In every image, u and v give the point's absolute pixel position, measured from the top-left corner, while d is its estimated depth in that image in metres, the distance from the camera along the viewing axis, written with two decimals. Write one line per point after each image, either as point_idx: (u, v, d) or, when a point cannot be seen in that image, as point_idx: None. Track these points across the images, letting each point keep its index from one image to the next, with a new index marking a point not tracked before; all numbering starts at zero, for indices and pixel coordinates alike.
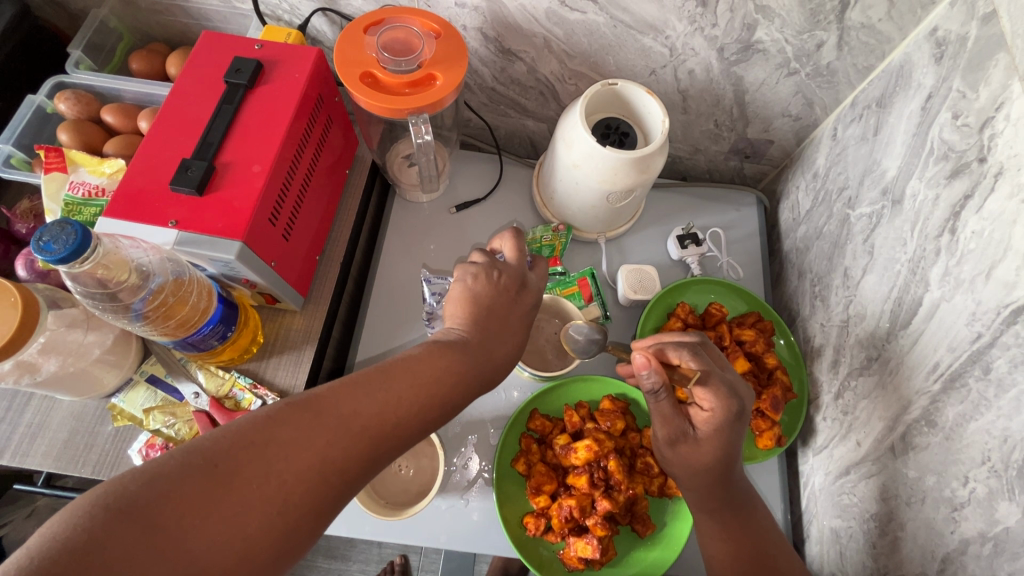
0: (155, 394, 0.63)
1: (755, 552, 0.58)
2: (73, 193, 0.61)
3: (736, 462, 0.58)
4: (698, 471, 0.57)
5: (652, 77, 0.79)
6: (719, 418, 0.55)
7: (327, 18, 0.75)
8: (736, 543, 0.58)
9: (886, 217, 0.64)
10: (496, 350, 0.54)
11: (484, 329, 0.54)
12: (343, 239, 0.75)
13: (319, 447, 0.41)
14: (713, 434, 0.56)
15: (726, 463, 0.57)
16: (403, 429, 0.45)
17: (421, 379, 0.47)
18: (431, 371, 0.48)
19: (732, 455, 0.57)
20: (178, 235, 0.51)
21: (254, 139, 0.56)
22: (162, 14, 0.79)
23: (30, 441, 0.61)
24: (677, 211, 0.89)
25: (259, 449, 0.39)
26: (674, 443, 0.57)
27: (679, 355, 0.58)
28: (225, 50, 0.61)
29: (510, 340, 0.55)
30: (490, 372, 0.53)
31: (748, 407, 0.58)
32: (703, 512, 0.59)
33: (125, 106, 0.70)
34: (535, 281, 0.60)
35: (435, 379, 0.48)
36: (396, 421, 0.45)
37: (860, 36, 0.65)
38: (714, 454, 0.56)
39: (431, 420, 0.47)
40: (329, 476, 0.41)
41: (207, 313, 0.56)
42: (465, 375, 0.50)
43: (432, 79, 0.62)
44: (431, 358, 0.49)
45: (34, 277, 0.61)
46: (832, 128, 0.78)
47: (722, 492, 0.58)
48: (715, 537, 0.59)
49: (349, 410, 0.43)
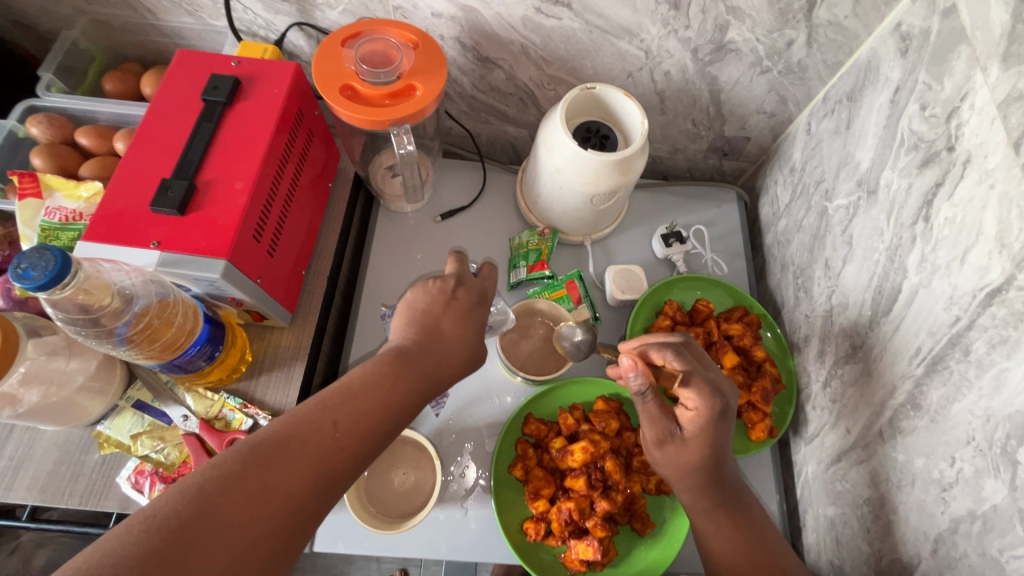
0: (142, 419, 0.62)
1: (750, 546, 0.58)
2: (50, 219, 0.59)
3: (723, 458, 0.59)
4: (686, 471, 0.57)
5: (629, 80, 0.80)
6: (705, 416, 0.55)
7: (304, 32, 0.75)
8: (733, 540, 0.58)
9: (862, 207, 0.66)
10: (439, 353, 0.54)
11: (426, 335, 0.55)
12: (328, 252, 0.74)
13: (267, 482, 0.40)
14: (699, 434, 0.56)
15: (713, 460, 0.57)
16: (353, 446, 0.46)
17: (357, 394, 0.48)
18: (367, 383, 0.49)
19: (717, 452, 0.57)
20: (161, 255, 0.51)
21: (235, 156, 0.56)
22: (135, 33, 0.78)
23: (14, 474, 0.59)
24: (660, 210, 0.90)
25: (206, 498, 0.37)
26: (661, 445, 0.57)
27: (663, 355, 0.58)
28: (200, 67, 0.61)
29: (459, 342, 0.56)
30: (433, 375, 0.53)
31: (733, 404, 0.58)
32: (698, 512, 0.59)
33: (100, 128, 0.69)
34: (477, 281, 0.60)
35: (376, 392, 0.48)
36: (344, 439, 0.45)
37: (828, 33, 0.68)
38: (700, 453, 0.56)
39: (379, 429, 0.48)
40: (282, 507, 0.40)
41: (193, 334, 0.55)
42: (407, 380, 0.50)
43: (412, 90, 0.62)
44: (365, 373, 0.50)
45: (11, 305, 0.60)
46: (806, 123, 0.80)
47: (712, 489, 0.58)
48: (713, 535, 0.59)
49: (292, 438, 0.43)
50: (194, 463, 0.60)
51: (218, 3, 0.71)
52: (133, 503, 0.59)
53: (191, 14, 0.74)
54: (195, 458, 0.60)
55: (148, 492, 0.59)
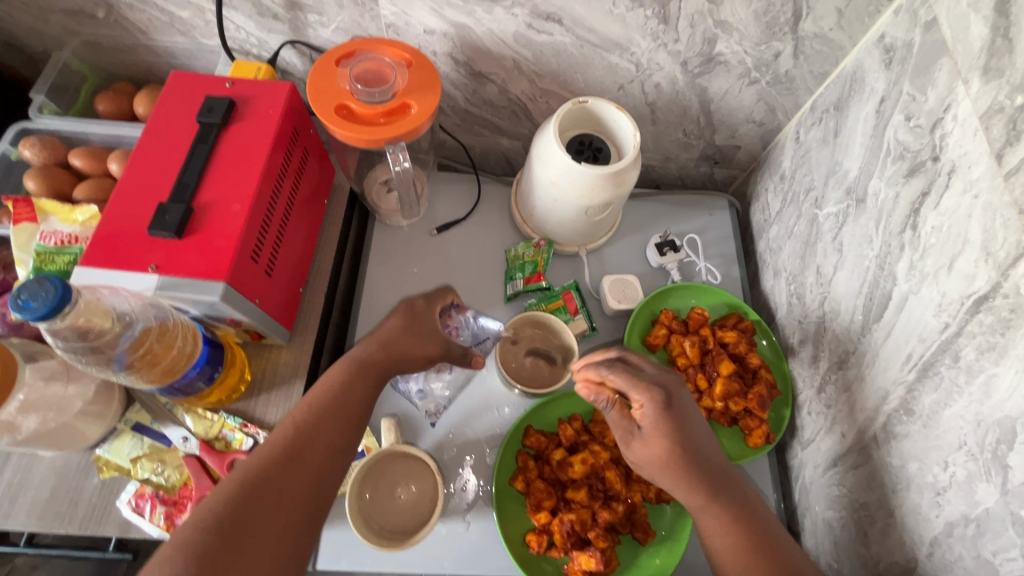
0: (142, 441, 0.62)
1: (752, 536, 0.56)
2: (46, 243, 0.59)
3: (700, 445, 0.58)
4: (661, 465, 0.58)
5: (620, 93, 0.81)
6: (649, 411, 0.57)
7: (296, 49, 0.76)
8: (733, 532, 0.56)
9: (852, 215, 0.68)
10: (397, 358, 0.61)
11: (376, 343, 0.61)
12: (325, 269, 0.74)
13: (263, 501, 0.46)
14: (654, 424, 0.57)
15: (680, 451, 0.57)
16: (329, 454, 0.52)
17: (320, 407, 0.54)
18: (330, 395, 0.55)
19: (683, 439, 0.57)
20: (159, 279, 0.51)
21: (231, 177, 0.56)
22: (127, 53, 0.78)
23: (11, 501, 0.59)
24: (653, 219, 0.91)
25: (217, 524, 0.44)
26: (627, 443, 0.59)
27: (601, 373, 0.60)
28: (196, 89, 0.61)
29: (414, 351, 0.63)
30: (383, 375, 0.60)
31: (677, 394, 0.59)
32: (695, 508, 0.58)
33: (94, 149, 0.69)
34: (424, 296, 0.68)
35: (342, 392, 0.56)
36: (319, 448, 0.52)
37: (814, 45, 0.69)
38: (663, 444, 0.57)
39: (352, 418, 0.55)
40: (283, 519, 0.47)
41: (192, 357, 0.56)
42: (365, 378, 0.58)
43: (406, 108, 0.62)
44: (324, 387, 0.56)
45: (6, 330, 0.59)
46: (794, 131, 0.81)
47: (698, 481, 0.57)
48: (713, 530, 0.57)
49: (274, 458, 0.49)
50: (195, 485, 0.60)
51: (210, 22, 0.71)
52: (133, 527, 0.59)
53: (183, 34, 0.74)
54: (195, 479, 0.60)
55: (149, 515, 0.59)
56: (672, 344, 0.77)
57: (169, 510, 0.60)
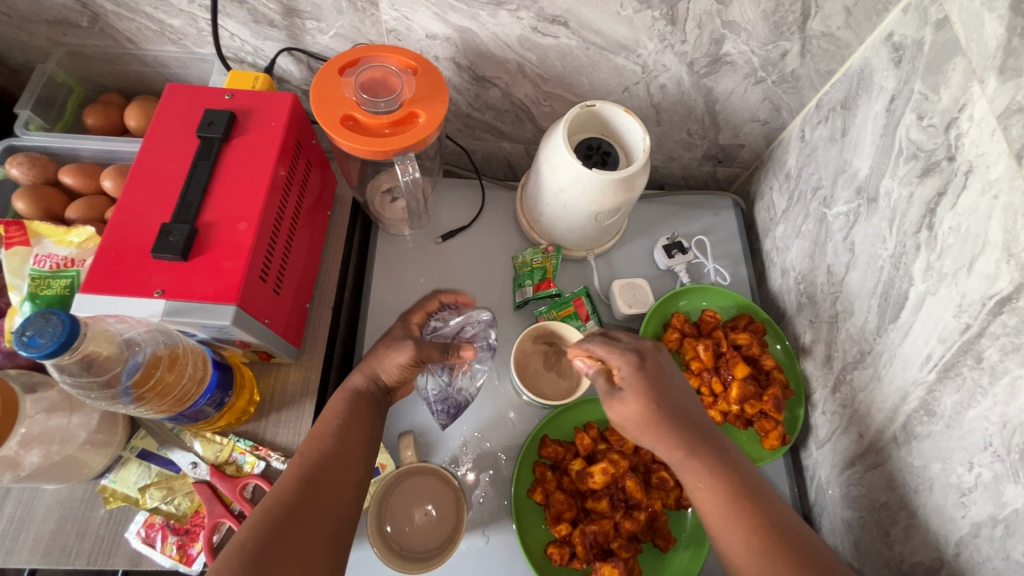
0: (149, 469, 0.60)
1: (735, 489, 0.53)
2: (40, 267, 0.56)
3: (677, 401, 0.58)
4: (643, 424, 0.57)
5: (625, 94, 0.80)
6: (629, 369, 0.58)
7: (293, 57, 0.73)
8: (716, 484, 0.54)
9: (863, 215, 0.67)
10: (382, 377, 0.61)
11: (362, 365, 0.62)
12: (331, 282, 0.73)
13: (305, 520, 0.49)
14: (632, 383, 0.58)
15: (660, 410, 0.56)
16: (350, 473, 0.54)
17: (332, 430, 0.56)
18: (339, 419, 0.57)
19: (658, 397, 0.57)
20: (166, 304, 0.49)
21: (236, 195, 0.54)
22: (115, 64, 0.75)
23: (14, 538, 0.56)
24: (659, 220, 0.90)
25: (266, 541, 0.46)
26: (609, 406, 0.59)
27: (588, 345, 0.62)
28: (194, 103, 0.58)
29: (393, 362, 0.61)
30: (379, 398, 0.62)
31: (658, 356, 0.61)
32: (677, 465, 0.56)
33: (85, 166, 0.66)
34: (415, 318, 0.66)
35: (357, 413, 0.58)
36: (342, 468, 0.54)
37: (821, 44, 0.69)
38: (642, 401, 0.57)
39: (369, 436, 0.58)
40: (322, 538, 0.49)
41: (203, 382, 0.54)
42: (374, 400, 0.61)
43: (414, 117, 0.61)
44: (335, 410, 0.58)
45: None
46: (799, 130, 0.81)
47: (676, 436, 0.56)
48: (696, 487, 0.55)
49: (303, 483, 0.51)
50: (207, 513, 0.57)
51: (203, 31, 0.69)
52: (144, 559, 0.57)
53: (174, 42, 0.71)
54: (207, 506, 0.58)
55: (161, 546, 0.57)
56: (685, 348, 0.76)
57: (182, 539, 0.58)
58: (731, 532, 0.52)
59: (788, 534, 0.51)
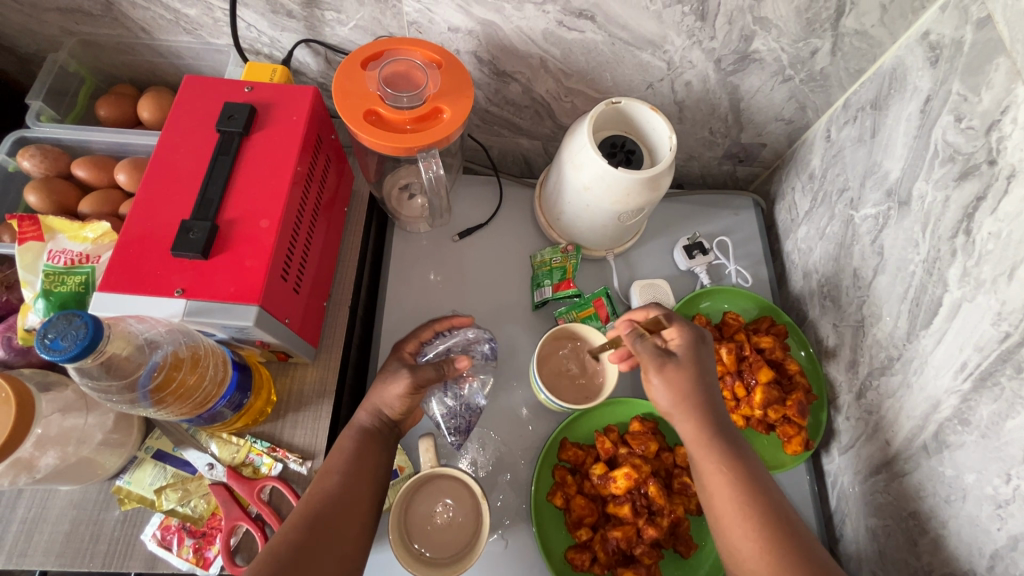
0: (164, 470, 0.58)
1: (753, 483, 0.53)
2: (54, 263, 0.55)
3: (714, 387, 0.58)
4: (683, 392, 0.57)
5: (648, 91, 0.79)
6: (689, 338, 0.59)
7: (311, 49, 0.72)
8: (734, 476, 0.53)
9: (894, 218, 0.66)
10: (386, 412, 0.60)
11: (367, 403, 0.61)
12: (349, 280, 0.71)
13: (314, 558, 0.49)
14: (686, 352, 0.59)
15: (707, 384, 0.57)
16: (358, 509, 0.54)
17: (339, 469, 0.55)
18: (348, 456, 0.56)
19: (704, 374, 0.58)
20: (187, 303, 0.47)
21: (257, 192, 0.52)
22: (127, 53, 0.73)
23: (28, 539, 0.55)
24: (679, 220, 0.89)
25: None
26: (659, 368, 0.57)
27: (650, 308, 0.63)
28: (212, 96, 0.57)
29: (392, 393, 0.59)
30: (387, 433, 0.60)
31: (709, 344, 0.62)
32: (702, 447, 0.55)
33: (98, 158, 0.65)
34: (412, 344, 0.66)
35: (367, 449, 0.57)
36: (346, 512, 0.52)
37: (853, 41, 0.67)
38: (691, 369, 0.57)
39: (380, 470, 0.58)
40: None
41: (224, 383, 0.53)
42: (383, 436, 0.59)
43: (438, 112, 0.59)
44: (347, 443, 0.57)
45: (13, 355, 0.56)
46: (824, 129, 0.79)
47: (710, 416, 0.56)
48: (714, 470, 0.54)
49: (309, 527, 0.50)
50: (224, 515, 0.56)
51: (219, 21, 0.67)
52: (160, 562, 0.55)
53: (189, 32, 0.70)
54: (224, 509, 0.57)
55: (177, 549, 0.55)
56: None
57: (199, 542, 0.56)
58: (742, 522, 0.51)
59: (796, 534, 0.51)
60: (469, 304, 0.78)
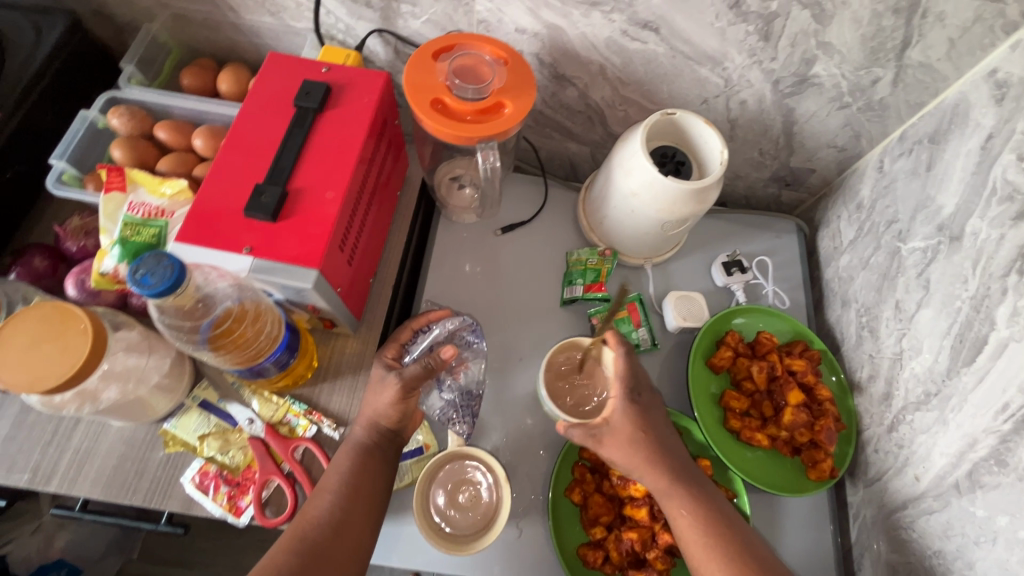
0: (208, 419, 0.61)
1: (714, 520, 0.57)
2: (133, 214, 0.59)
3: (664, 436, 0.62)
4: (629, 448, 0.60)
5: (703, 106, 0.80)
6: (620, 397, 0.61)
7: (382, 39, 0.75)
8: (696, 516, 0.57)
9: (943, 253, 0.65)
10: (382, 421, 0.60)
11: (361, 417, 0.61)
12: (394, 261, 0.74)
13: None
14: (620, 416, 0.61)
15: (651, 435, 0.60)
16: (356, 527, 0.55)
17: (333, 488, 0.56)
18: (344, 475, 0.56)
19: (648, 425, 0.61)
20: (253, 261, 0.50)
21: (324, 165, 0.55)
22: (213, 29, 0.78)
23: (79, 468, 0.59)
24: (720, 237, 0.89)
25: None
26: (600, 441, 0.60)
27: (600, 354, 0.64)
28: (292, 72, 0.60)
29: (385, 401, 0.59)
30: (386, 446, 0.60)
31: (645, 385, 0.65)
32: (664, 493, 0.59)
33: (178, 123, 0.69)
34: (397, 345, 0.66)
35: (361, 469, 0.57)
36: (340, 533, 0.53)
37: (916, 74, 0.67)
38: (631, 426, 0.60)
39: (379, 485, 0.58)
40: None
41: (276, 340, 0.56)
42: (383, 452, 0.59)
43: (501, 107, 0.61)
44: (345, 462, 0.57)
45: (85, 297, 0.61)
46: (877, 160, 0.79)
47: (663, 464, 0.59)
48: (678, 514, 0.58)
49: (302, 554, 0.51)
50: (259, 468, 0.59)
51: (303, 6, 0.71)
52: (196, 505, 0.58)
53: (272, 15, 0.74)
54: (260, 462, 0.59)
55: (212, 494, 0.58)
56: (738, 367, 0.76)
57: (233, 490, 0.59)
58: (711, 559, 0.55)
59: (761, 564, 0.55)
60: (505, 297, 0.80)
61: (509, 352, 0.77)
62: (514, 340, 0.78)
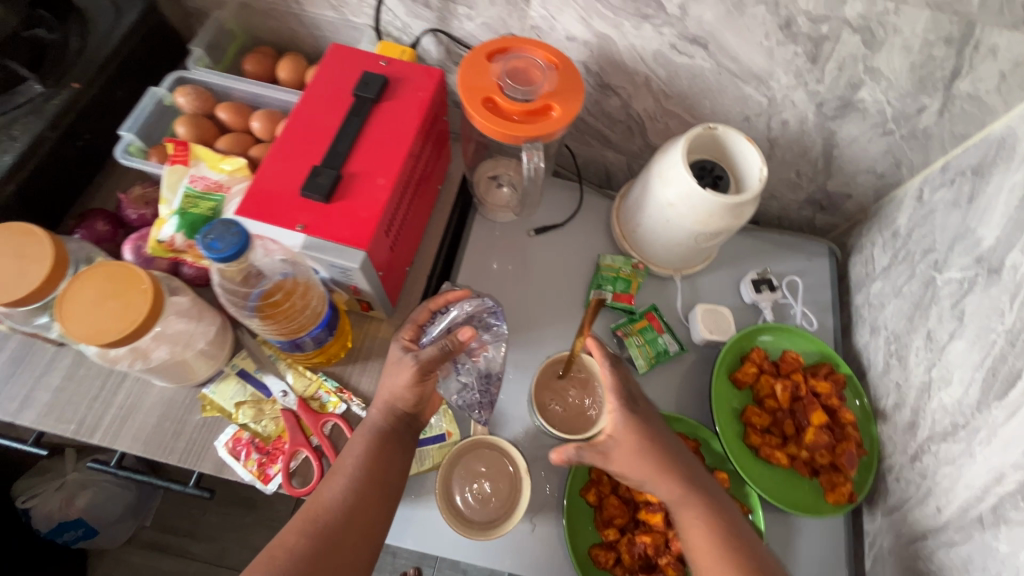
0: (244, 388, 0.64)
1: (728, 531, 0.56)
2: (193, 186, 0.63)
3: (673, 446, 0.60)
4: (636, 459, 0.59)
5: (744, 124, 0.80)
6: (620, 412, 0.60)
7: (436, 38, 0.78)
8: (710, 526, 0.56)
9: (979, 285, 0.64)
10: (399, 407, 0.60)
11: (379, 402, 0.61)
12: (431, 252, 0.76)
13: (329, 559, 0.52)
14: (622, 431, 0.59)
15: (658, 446, 0.59)
16: (373, 508, 0.56)
17: (349, 471, 0.57)
18: (360, 456, 0.57)
19: (655, 434, 0.60)
20: (306, 238, 0.53)
21: (377, 153, 0.58)
22: (276, 20, 0.82)
23: (121, 424, 0.62)
24: (751, 255, 0.89)
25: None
26: (606, 456, 0.60)
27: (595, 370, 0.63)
28: (353, 63, 0.63)
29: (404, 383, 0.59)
30: (404, 430, 0.60)
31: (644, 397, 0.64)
32: (679, 503, 0.58)
33: (239, 105, 0.73)
34: (419, 325, 0.66)
35: (377, 453, 0.58)
36: (356, 514, 0.54)
37: (964, 105, 0.67)
38: (634, 439, 0.59)
39: (395, 468, 0.58)
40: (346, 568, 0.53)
41: (319, 316, 0.58)
42: (399, 437, 0.60)
43: (548, 109, 0.63)
44: (362, 445, 0.58)
45: (141, 262, 0.64)
46: (917, 189, 0.79)
47: (673, 474, 0.58)
48: (692, 524, 0.57)
49: (319, 535, 0.52)
50: (290, 439, 0.61)
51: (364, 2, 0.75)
52: (227, 469, 0.61)
53: (334, 9, 0.78)
54: (290, 433, 0.62)
55: (244, 460, 0.61)
56: (762, 384, 0.76)
57: (263, 458, 0.61)
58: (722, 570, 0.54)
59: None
60: (534, 296, 0.82)
61: (534, 350, 0.78)
62: (540, 338, 0.79)
